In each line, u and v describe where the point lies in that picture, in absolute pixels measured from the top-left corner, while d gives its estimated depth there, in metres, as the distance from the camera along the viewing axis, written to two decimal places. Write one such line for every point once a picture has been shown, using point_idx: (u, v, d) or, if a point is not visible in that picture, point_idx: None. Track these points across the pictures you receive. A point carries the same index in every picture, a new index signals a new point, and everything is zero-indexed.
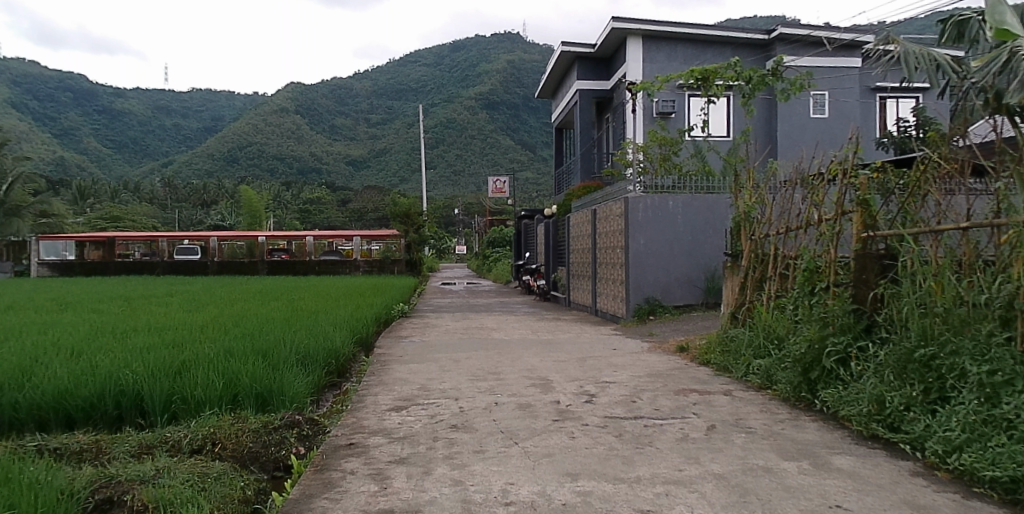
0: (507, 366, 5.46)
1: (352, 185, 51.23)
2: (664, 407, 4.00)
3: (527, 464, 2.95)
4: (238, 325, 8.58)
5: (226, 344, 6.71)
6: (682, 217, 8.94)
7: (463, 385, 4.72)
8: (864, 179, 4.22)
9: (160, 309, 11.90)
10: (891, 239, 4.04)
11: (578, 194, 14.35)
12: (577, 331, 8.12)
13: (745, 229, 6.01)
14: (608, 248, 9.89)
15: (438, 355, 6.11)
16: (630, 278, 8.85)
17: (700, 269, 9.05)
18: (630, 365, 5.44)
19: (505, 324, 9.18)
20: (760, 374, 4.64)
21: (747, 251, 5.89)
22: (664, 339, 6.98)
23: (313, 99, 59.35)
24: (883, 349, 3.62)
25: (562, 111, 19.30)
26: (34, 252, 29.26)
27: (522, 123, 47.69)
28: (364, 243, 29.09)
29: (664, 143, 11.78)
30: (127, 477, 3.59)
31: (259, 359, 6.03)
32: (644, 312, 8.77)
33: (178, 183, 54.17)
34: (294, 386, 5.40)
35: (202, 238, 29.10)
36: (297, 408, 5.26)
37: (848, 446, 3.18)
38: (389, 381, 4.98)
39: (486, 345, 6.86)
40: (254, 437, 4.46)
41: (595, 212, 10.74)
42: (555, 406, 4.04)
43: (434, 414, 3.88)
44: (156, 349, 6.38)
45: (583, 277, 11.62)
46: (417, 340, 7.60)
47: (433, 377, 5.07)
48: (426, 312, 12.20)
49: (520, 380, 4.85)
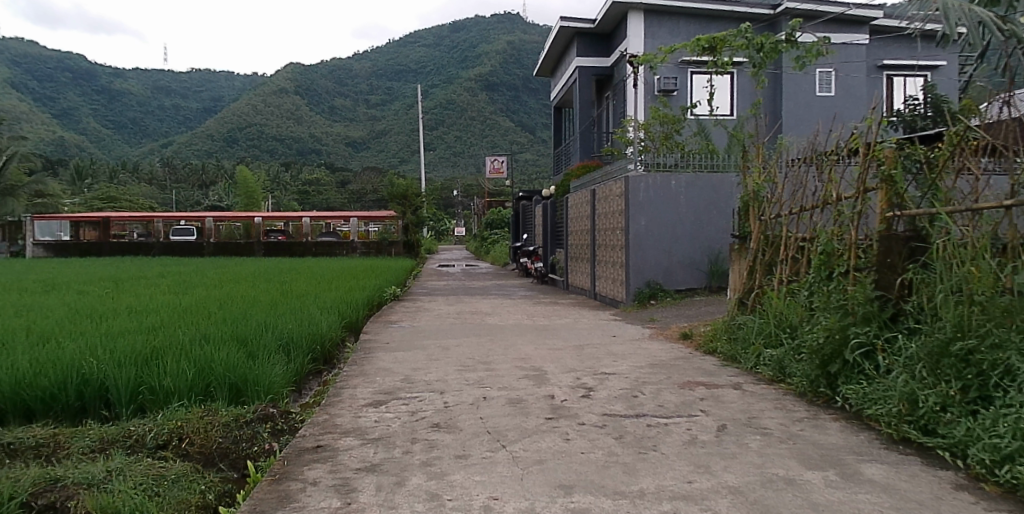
0: (499, 354, 5.10)
1: (351, 166, 50.85)
2: (668, 402, 3.65)
3: (515, 473, 2.59)
4: (223, 309, 8.25)
5: (206, 329, 6.36)
6: (685, 198, 8.53)
7: (450, 376, 4.36)
8: (890, 152, 3.83)
9: (145, 291, 11.52)
10: (920, 219, 3.64)
11: (577, 173, 13.94)
12: (575, 316, 7.77)
13: (753, 208, 5.60)
14: (608, 230, 9.52)
15: (427, 342, 5.76)
16: (630, 260, 8.47)
17: (703, 251, 8.65)
18: (631, 354, 5.08)
19: (500, 308, 8.84)
20: (771, 365, 4.27)
21: (755, 232, 5.48)
22: (666, 325, 6.62)
23: (312, 80, 58.55)
24: (914, 340, 3.24)
25: (561, 90, 18.79)
26: (29, 233, 28.86)
27: (522, 104, 47.11)
28: (361, 225, 28.72)
29: (666, 121, 11.33)
30: (73, 481, 3.22)
31: (235, 345, 5.66)
32: (645, 297, 8.39)
33: (178, 163, 53.79)
34: (270, 376, 5.01)
35: (197, 218, 28.70)
36: (272, 400, 4.89)
37: (877, 452, 2.83)
38: (372, 371, 4.62)
39: (479, 331, 6.50)
40: (223, 432, 4.11)
41: (594, 192, 10.33)
42: (549, 401, 3.67)
43: (416, 411, 3.52)
44: (129, 334, 5.99)
45: (582, 260, 11.25)
46: (407, 324, 7.24)
47: (419, 366, 4.72)
48: (420, 296, 11.87)
49: (513, 370, 4.49)
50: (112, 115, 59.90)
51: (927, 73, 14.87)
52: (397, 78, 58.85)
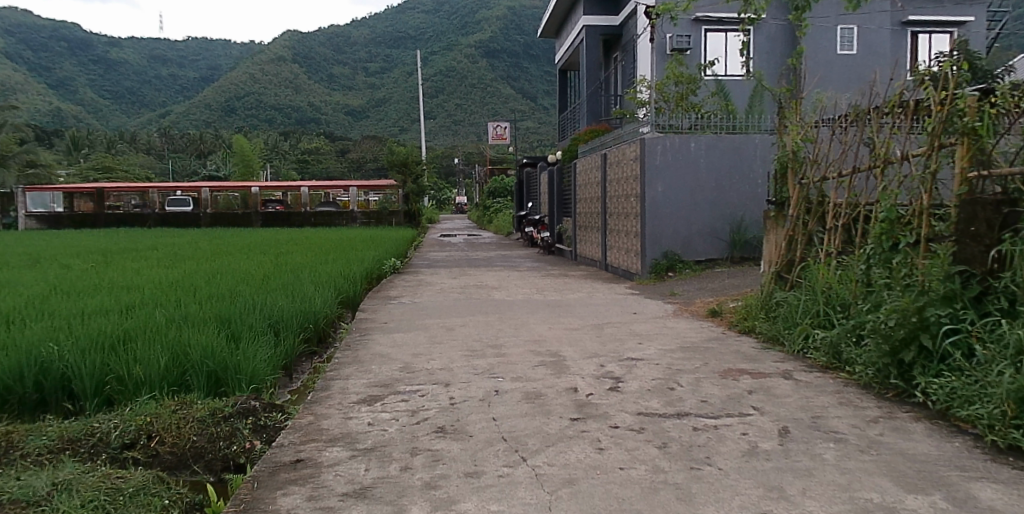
0: (510, 336, 4.56)
1: (351, 135, 49.91)
2: (712, 397, 3.11)
3: (540, 500, 2.05)
4: (212, 284, 7.72)
5: (188, 308, 5.82)
6: (705, 161, 7.92)
7: (457, 364, 3.83)
8: (973, 101, 3.19)
9: (135, 265, 10.97)
10: (1014, 179, 3.02)
11: (584, 138, 13.31)
12: (588, 289, 7.22)
13: (791, 171, 4.99)
14: (620, 197, 8.92)
15: (430, 322, 5.22)
16: (646, 230, 7.88)
17: (723, 219, 8.04)
18: (657, 336, 4.54)
19: (507, 281, 8.29)
20: (824, 351, 3.74)
21: (794, 198, 4.89)
22: (689, 300, 6.08)
23: (309, 48, 57.23)
24: (1017, 326, 2.65)
25: (566, 51, 17.96)
26: (22, 204, 28.08)
27: (523, 72, 45.92)
28: (361, 194, 28.00)
29: (681, 79, 10.59)
30: (9, 499, 2.67)
31: (218, 328, 5.12)
32: (662, 268, 7.82)
33: (176, 133, 52.90)
34: (256, 362, 4.46)
35: (194, 189, 28.01)
36: (256, 389, 4.36)
37: (985, 467, 2.28)
38: (367, 357, 4.08)
39: (487, 308, 5.96)
40: (197, 429, 3.57)
41: (605, 156, 9.72)
42: (573, 397, 3.13)
43: (417, 410, 2.99)
44: (103, 315, 5.45)
45: (591, 229, 10.69)
46: (407, 300, 6.69)
47: (422, 351, 4.19)
48: (421, 268, 11.31)
49: (527, 356, 3.95)
50: (108, 83, 58.51)
51: (955, 29, 14.04)
52: (395, 44, 57.35)
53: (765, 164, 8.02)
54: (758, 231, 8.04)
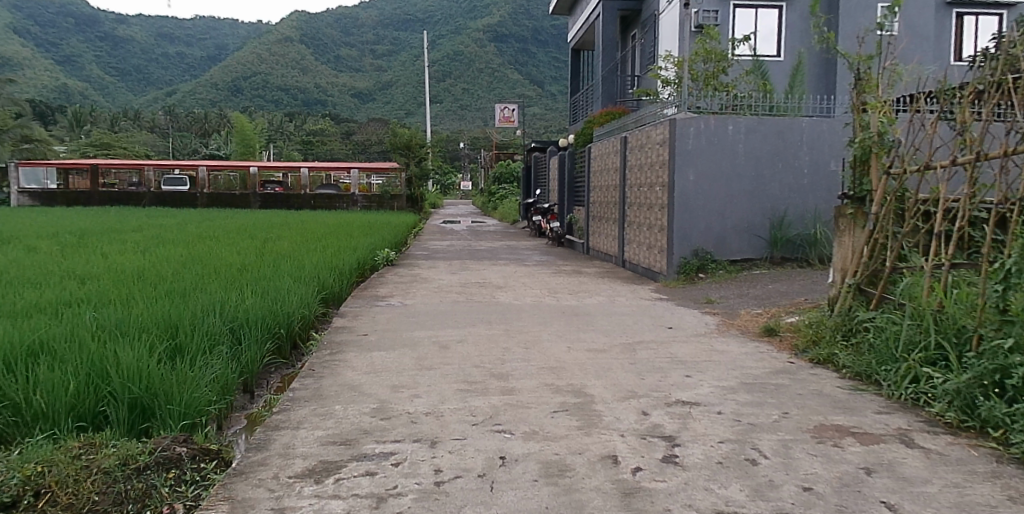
0: (520, 362, 3.58)
1: (357, 118, 48.81)
2: (817, 482, 2.13)
3: None
4: (177, 276, 6.72)
5: (131, 312, 4.77)
6: (743, 146, 6.90)
7: (449, 405, 2.85)
8: None
9: (100, 249, 9.86)
10: None
11: (600, 121, 12.27)
12: (609, 293, 6.23)
13: (873, 160, 3.98)
14: (643, 186, 7.90)
15: (420, 335, 4.24)
16: (673, 224, 6.85)
17: (762, 214, 7.02)
18: (710, 365, 3.55)
19: (513, 279, 7.29)
20: (952, 402, 2.73)
21: (879, 193, 3.88)
22: (732, 311, 5.11)
23: (318, 29, 55.78)
24: None
25: (581, 28, 16.81)
26: (13, 180, 26.95)
27: (531, 58, 44.56)
28: (363, 178, 26.84)
29: (712, 56, 9.46)
30: None
31: (155, 341, 3.98)
32: (692, 269, 6.81)
33: (182, 111, 51.87)
34: (197, 383, 3.24)
35: (191, 168, 26.94)
36: (199, 424, 3.15)
37: None
38: (333, 388, 3.11)
39: (491, 315, 4.98)
40: (101, 482, 2.13)
41: (626, 139, 8.68)
42: (615, 477, 2.15)
43: (384, 496, 2.00)
44: (12, 321, 4.26)
45: (607, 220, 9.68)
46: (397, 302, 5.71)
47: (406, 381, 3.22)
48: (420, 259, 10.31)
49: (543, 396, 2.98)
50: None
51: (1004, 12, 12.94)
52: (404, 26, 55.63)
53: (812, 151, 7.00)
54: (803, 228, 7.01)
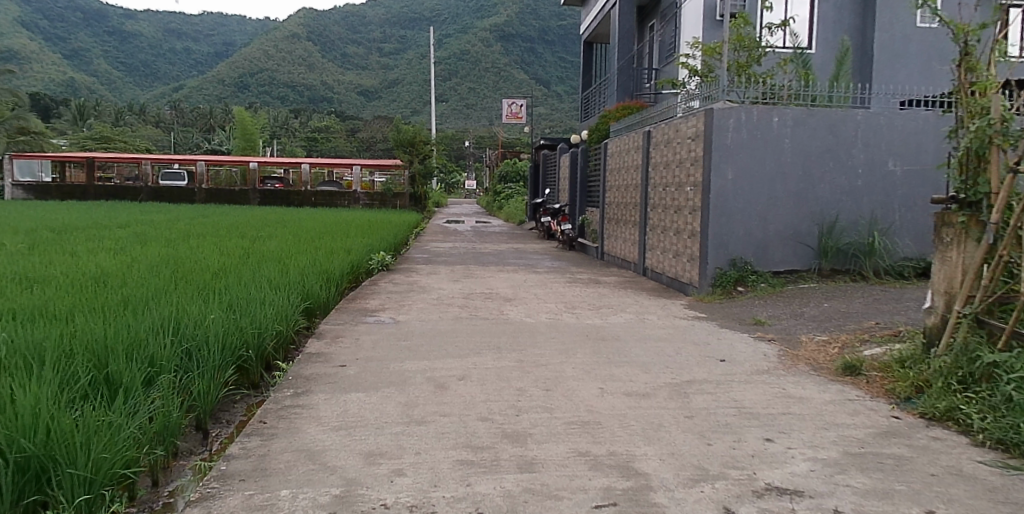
0: (541, 412, 2.71)
1: (362, 116, 48.05)
2: None
3: None
4: (139, 283, 5.77)
5: (62, 328, 3.82)
6: (791, 141, 6.02)
7: (442, 492, 1.99)
8: None
9: (65, 248, 8.84)
10: None
11: (616, 115, 11.43)
12: (636, 308, 5.37)
13: (993, 155, 3.09)
14: (670, 186, 7.02)
15: (411, 368, 3.38)
16: (709, 229, 5.96)
17: (810, 219, 6.14)
18: (793, 423, 2.67)
19: (524, 289, 6.42)
20: None
21: (1005, 196, 2.97)
22: (788, 336, 4.25)
23: (324, 26, 54.85)
24: None
25: (594, 21, 15.96)
26: (7, 172, 26.15)
27: (537, 57, 42.98)
28: (365, 174, 25.74)
29: (744, 44, 8.62)
30: None
31: (67, 373, 2.96)
32: (729, 281, 5.91)
33: (185, 106, 51.20)
34: (121, 426, 2.06)
35: (190, 162, 26.13)
36: (127, 486, 2.03)
37: None
38: (287, 458, 2.24)
39: (500, 338, 4.12)
40: None
41: (650, 134, 7.79)
42: None
43: None
44: None
45: (625, 223, 8.84)
46: (388, 318, 4.86)
47: (385, 446, 2.34)
48: (420, 264, 9.45)
49: (578, 476, 2.11)
50: None
51: None
52: (410, 23, 54.55)
53: (867, 148, 6.15)
54: (856, 237, 6.15)
